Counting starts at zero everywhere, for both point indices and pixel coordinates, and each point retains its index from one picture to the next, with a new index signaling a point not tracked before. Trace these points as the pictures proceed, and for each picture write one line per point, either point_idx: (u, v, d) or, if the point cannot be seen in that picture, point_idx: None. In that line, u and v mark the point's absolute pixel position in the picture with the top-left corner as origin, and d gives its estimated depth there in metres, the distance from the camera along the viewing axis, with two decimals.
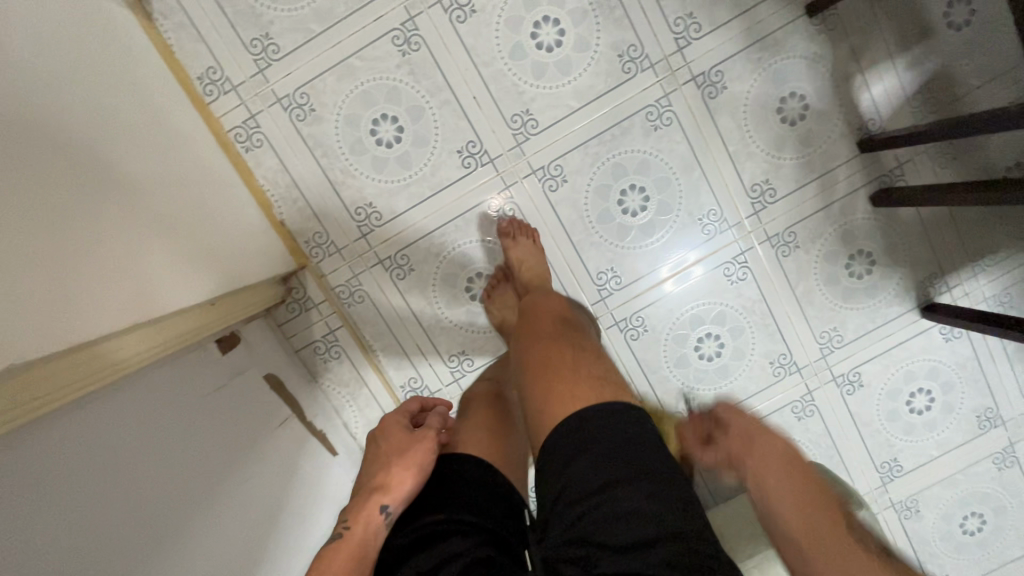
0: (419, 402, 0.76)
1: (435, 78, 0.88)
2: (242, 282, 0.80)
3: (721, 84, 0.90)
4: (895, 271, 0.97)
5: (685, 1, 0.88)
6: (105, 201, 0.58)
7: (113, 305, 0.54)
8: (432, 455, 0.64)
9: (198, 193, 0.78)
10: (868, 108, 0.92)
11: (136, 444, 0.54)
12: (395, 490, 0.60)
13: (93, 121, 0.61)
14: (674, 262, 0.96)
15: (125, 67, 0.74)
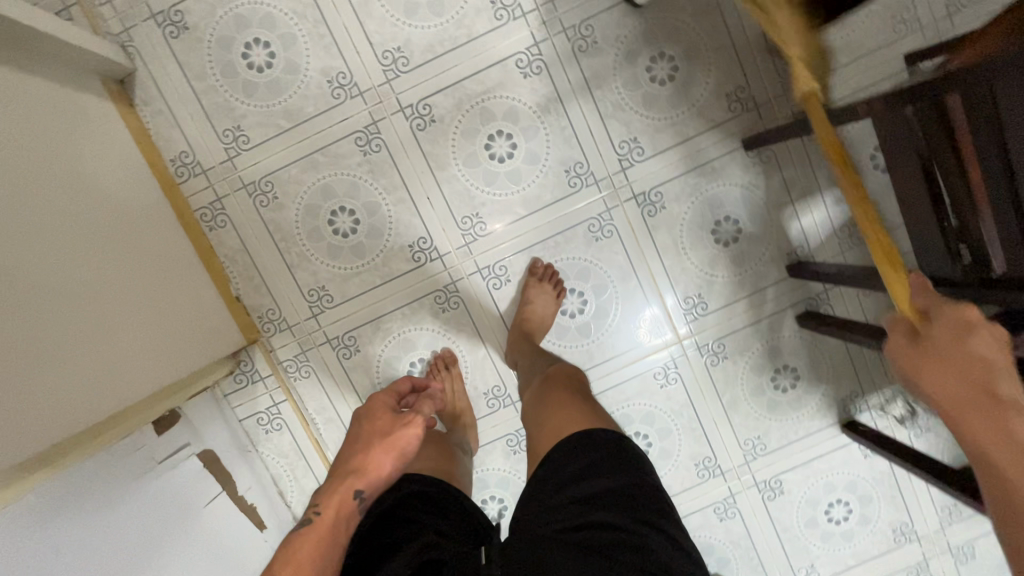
0: (410, 382, 0.73)
1: (393, 178, 0.95)
2: (189, 366, 0.86)
3: (660, 204, 0.96)
4: (818, 386, 1.02)
5: (630, 126, 0.94)
6: (43, 313, 0.64)
7: (31, 418, 0.59)
8: (416, 442, 0.63)
9: (154, 281, 0.84)
10: (797, 237, 0.98)
11: (52, 542, 0.59)
12: (371, 475, 0.60)
13: (43, 235, 0.68)
14: (647, 310, 1.00)
15: (92, 164, 0.80)
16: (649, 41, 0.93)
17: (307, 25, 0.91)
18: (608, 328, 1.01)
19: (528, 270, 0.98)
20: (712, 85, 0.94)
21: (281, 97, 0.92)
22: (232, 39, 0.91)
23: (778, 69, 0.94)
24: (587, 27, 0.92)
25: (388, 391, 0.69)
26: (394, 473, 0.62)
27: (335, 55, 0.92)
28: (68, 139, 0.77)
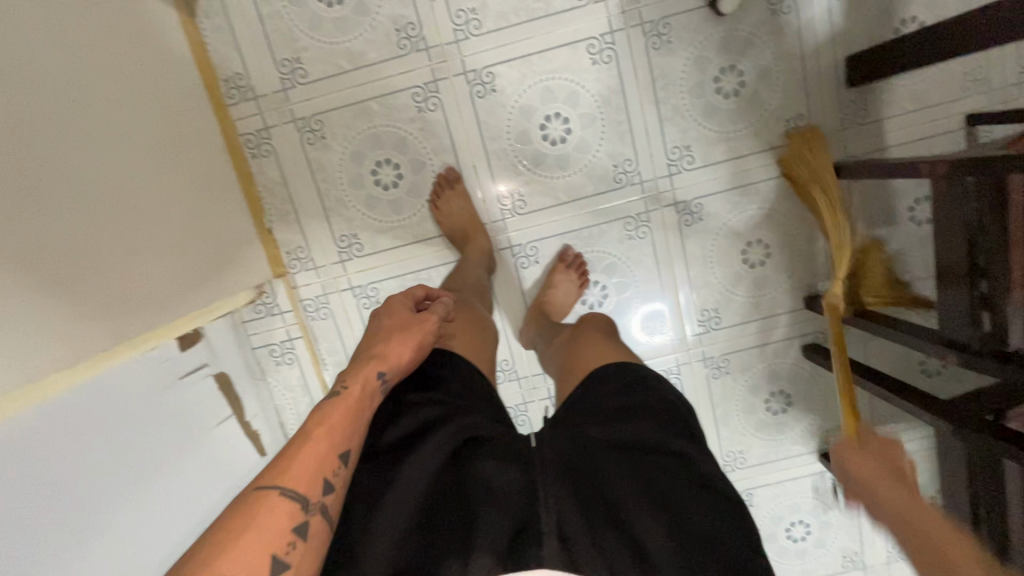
0: (424, 290, 0.75)
1: (443, 140, 0.95)
2: (217, 295, 0.88)
3: (698, 216, 0.98)
4: (806, 415, 1.07)
5: (686, 134, 0.95)
6: (92, 213, 0.65)
7: (71, 314, 0.61)
8: (431, 335, 0.69)
9: (194, 202, 0.84)
10: (821, 271, 1.00)
11: (76, 437, 0.60)
12: (393, 360, 0.63)
13: (100, 138, 0.68)
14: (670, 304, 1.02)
15: (149, 74, 0.79)
16: (722, 51, 0.92)
17: None
18: (628, 318, 1.03)
19: (564, 250, 0.99)
20: (774, 108, 0.94)
21: (346, 38, 0.91)
22: None
23: (841, 103, 0.94)
24: (665, 25, 0.91)
25: (406, 294, 0.73)
26: (412, 362, 0.66)
27: (407, 4, 0.90)
28: (129, 44, 0.76)
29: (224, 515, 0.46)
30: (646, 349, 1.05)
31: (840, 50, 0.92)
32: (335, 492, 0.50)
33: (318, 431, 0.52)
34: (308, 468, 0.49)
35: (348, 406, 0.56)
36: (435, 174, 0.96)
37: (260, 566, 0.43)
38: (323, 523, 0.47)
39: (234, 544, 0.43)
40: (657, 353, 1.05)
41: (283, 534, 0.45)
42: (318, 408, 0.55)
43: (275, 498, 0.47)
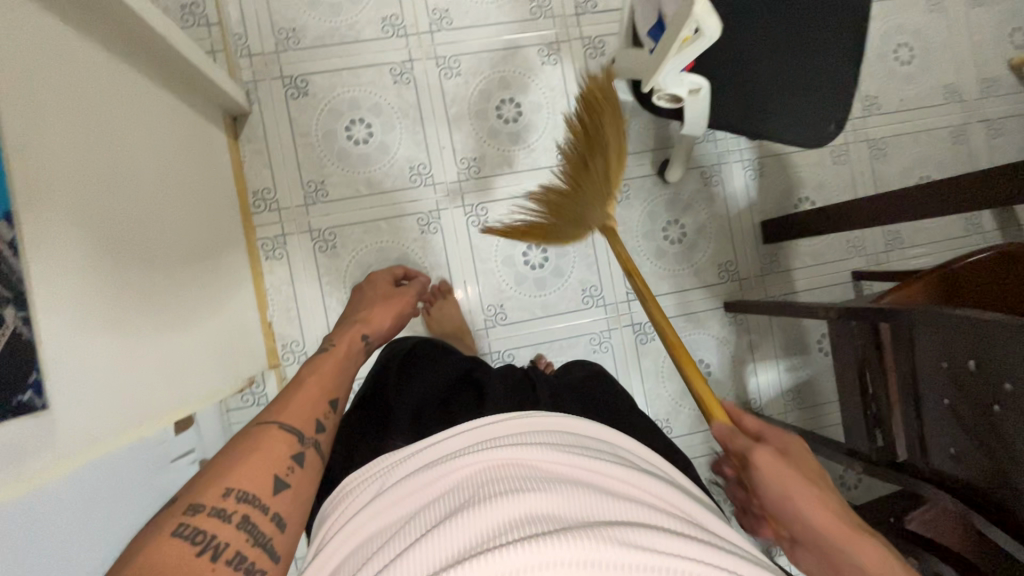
0: (403, 270, 0.89)
1: (439, 257, 1.10)
2: (229, 377, 0.90)
3: (651, 336, 1.15)
4: None
5: (641, 269, 1.15)
6: (158, 284, 0.70)
7: (141, 387, 0.63)
8: (408, 308, 0.81)
9: (224, 297, 0.91)
10: (753, 390, 1.18)
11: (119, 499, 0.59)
12: (373, 326, 0.74)
13: (169, 218, 0.76)
14: None
15: (202, 176, 0.90)
16: (669, 208, 1.16)
17: (407, 120, 1.10)
18: None
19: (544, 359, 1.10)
20: (709, 254, 1.17)
21: (367, 170, 1.09)
22: (342, 114, 1.08)
23: (759, 255, 1.19)
24: (626, 185, 1.15)
25: (390, 276, 0.86)
26: (388, 330, 0.77)
27: (421, 149, 1.10)
28: (192, 151, 0.88)
29: (230, 446, 0.53)
30: None
31: (756, 216, 1.19)
32: (325, 433, 0.59)
33: (311, 383, 0.62)
34: (302, 411, 0.58)
35: (333, 363, 0.66)
36: (431, 284, 1.09)
37: (263, 480, 0.51)
38: (315, 454, 0.56)
39: (240, 464, 0.51)
40: None
41: (281, 460, 0.53)
42: (309, 364, 0.66)
43: (275, 431, 0.55)
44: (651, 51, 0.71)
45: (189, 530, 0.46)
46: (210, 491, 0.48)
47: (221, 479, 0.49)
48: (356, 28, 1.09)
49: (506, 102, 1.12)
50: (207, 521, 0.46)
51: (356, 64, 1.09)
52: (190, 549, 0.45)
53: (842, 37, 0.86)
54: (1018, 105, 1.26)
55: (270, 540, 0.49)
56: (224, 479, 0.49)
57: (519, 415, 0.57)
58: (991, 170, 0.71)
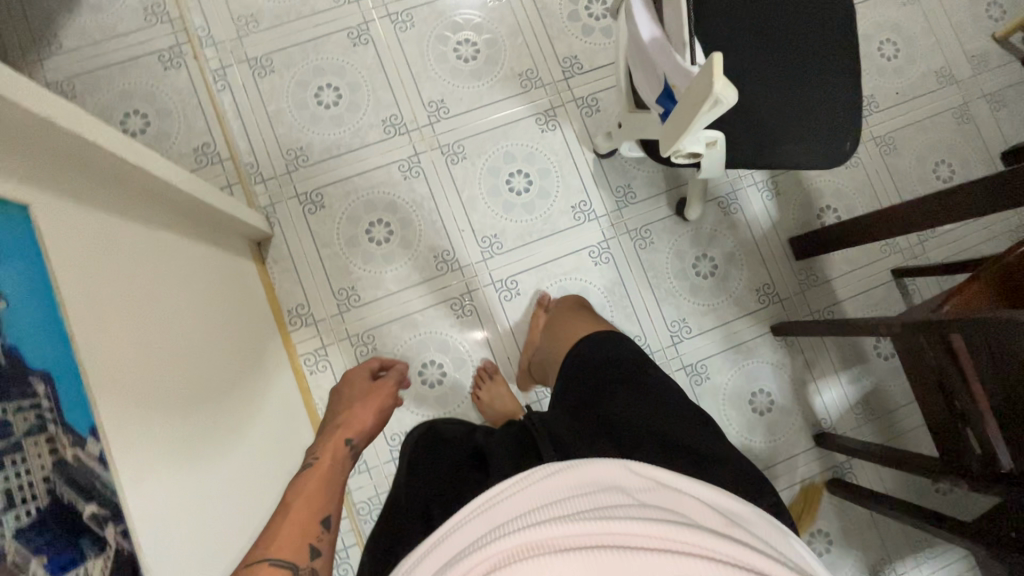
0: (378, 361, 0.99)
1: (479, 338, 1.10)
2: None
3: (706, 374, 1.14)
4: (849, 552, 1.11)
5: (680, 309, 1.14)
6: (209, 406, 0.69)
7: (219, 539, 0.62)
8: (392, 394, 0.92)
9: (273, 406, 0.91)
10: (820, 409, 1.14)
11: None
12: (356, 428, 0.83)
13: (205, 334, 0.75)
14: None
15: (233, 294, 0.90)
16: (694, 244, 1.16)
17: (423, 212, 1.12)
18: None
19: None
20: (745, 281, 1.16)
21: (394, 267, 1.10)
22: (360, 218, 1.10)
23: (795, 271, 1.17)
24: (647, 230, 1.15)
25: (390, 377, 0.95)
26: (373, 425, 0.87)
27: (441, 237, 1.11)
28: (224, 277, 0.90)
29: None
30: None
31: (782, 234, 1.18)
32: (320, 557, 0.61)
33: (298, 506, 0.65)
34: (293, 543, 0.60)
35: (321, 479, 0.71)
36: (477, 365, 1.09)
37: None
38: None
39: None
40: None
41: None
42: (295, 486, 0.69)
43: (265, 568, 0.56)
44: (664, 116, 0.71)
45: None
46: None
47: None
48: (359, 134, 1.12)
49: (516, 173, 1.14)
50: None
51: (365, 169, 1.12)
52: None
53: (833, 57, 0.88)
54: (1014, 76, 1.26)
55: None
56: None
57: (530, 484, 0.52)
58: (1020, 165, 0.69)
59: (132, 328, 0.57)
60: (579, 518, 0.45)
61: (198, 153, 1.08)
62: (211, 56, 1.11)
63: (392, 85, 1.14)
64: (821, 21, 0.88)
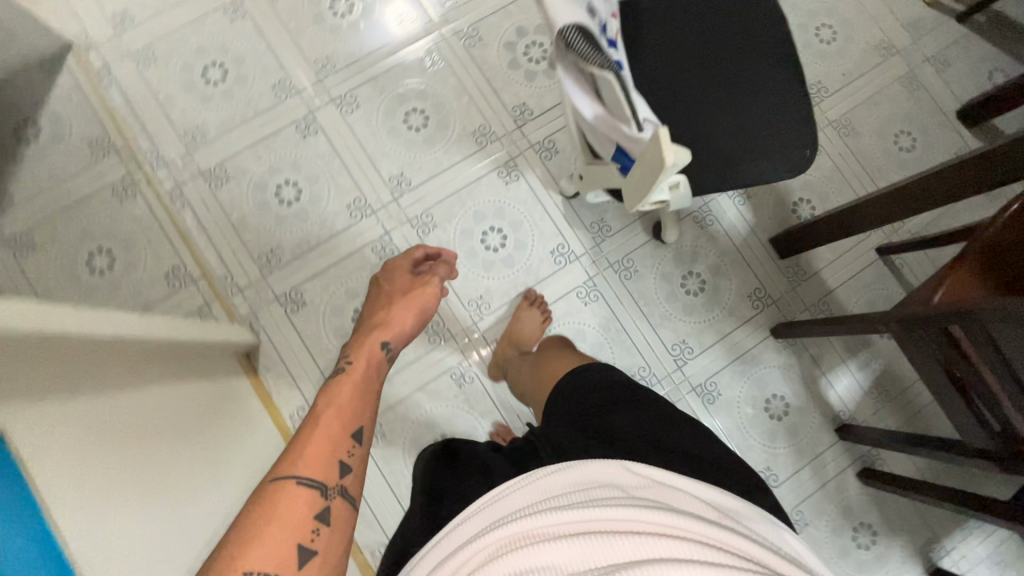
0: (423, 253, 0.95)
1: (486, 402, 1.09)
2: None
3: (717, 391, 1.13)
4: (895, 539, 1.10)
5: (678, 331, 1.14)
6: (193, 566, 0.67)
7: None
8: (435, 300, 0.85)
9: None
10: (836, 402, 1.14)
11: None
12: (395, 331, 0.80)
13: (192, 481, 0.74)
14: None
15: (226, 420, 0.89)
16: (678, 264, 1.16)
17: None
18: None
19: None
20: (735, 290, 1.16)
21: None
22: (343, 307, 1.09)
23: (782, 269, 1.17)
24: (629, 259, 1.15)
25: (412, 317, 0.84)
26: (415, 325, 0.83)
27: None
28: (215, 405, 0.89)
29: (249, 505, 0.54)
30: None
31: (762, 235, 1.18)
32: (351, 474, 0.61)
33: (330, 419, 0.64)
34: (320, 461, 0.59)
35: (354, 394, 0.69)
36: (489, 430, 1.07)
37: (292, 547, 0.53)
38: (342, 503, 0.58)
39: (267, 525, 0.52)
40: None
41: (306, 523, 0.55)
42: (327, 394, 0.68)
43: (294, 486, 0.56)
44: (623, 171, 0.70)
45: None
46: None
47: (250, 551, 0.50)
48: (326, 224, 1.12)
49: (489, 230, 1.14)
50: None
51: (339, 257, 1.11)
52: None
53: (774, 70, 0.89)
54: (952, 35, 1.28)
55: None
56: (258, 551, 0.51)
57: (534, 478, 0.56)
58: (985, 153, 0.70)
59: (108, 463, 0.58)
60: (565, 515, 0.49)
61: (168, 278, 1.06)
62: (163, 178, 1.10)
63: (350, 169, 1.13)
64: (755, 38, 0.90)
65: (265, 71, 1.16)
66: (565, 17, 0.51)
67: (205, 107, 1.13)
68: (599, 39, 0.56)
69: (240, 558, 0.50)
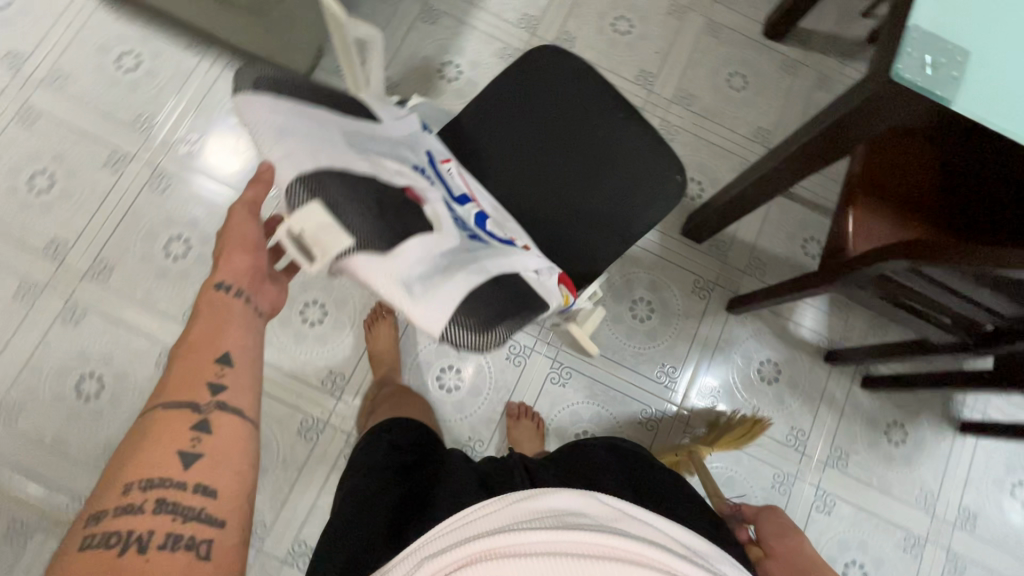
0: None
1: None
2: None
3: (715, 390, 1.16)
4: (920, 419, 1.19)
5: (654, 358, 1.16)
6: None
7: None
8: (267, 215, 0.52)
9: None
10: (812, 336, 1.20)
11: None
12: (228, 266, 0.59)
13: None
14: (765, 458, 1.14)
15: None
16: (620, 299, 1.17)
17: None
18: (754, 498, 1.12)
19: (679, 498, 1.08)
20: (678, 292, 1.19)
21: None
22: None
23: (706, 251, 1.21)
24: None
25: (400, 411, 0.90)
26: (259, 259, 0.61)
27: None
28: None
29: (129, 436, 0.50)
30: (794, 500, 1.13)
31: (673, 232, 1.21)
32: (227, 389, 0.53)
33: (191, 346, 0.55)
34: (184, 380, 0.53)
35: (211, 324, 0.57)
36: None
37: (171, 459, 0.47)
38: (225, 415, 0.52)
39: (140, 457, 0.47)
40: (801, 499, 1.13)
41: (182, 434, 0.49)
42: (184, 334, 0.57)
43: (162, 413, 0.51)
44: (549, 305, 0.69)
45: (98, 539, 0.43)
46: (109, 493, 0.45)
47: (130, 468, 0.47)
48: (287, 462, 1.05)
49: (442, 372, 1.11)
50: (116, 524, 0.43)
51: (319, 485, 1.05)
52: (110, 552, 0.42)
53: (610, 120, 0.91)
54: None
55: (203, 511, 0.46)
56: (141, 462, 0.47)
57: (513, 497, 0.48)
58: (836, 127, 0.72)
59: None
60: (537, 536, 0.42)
61: None
62: None
63: (278, 397, 1.07)
64: (577, 99, 0.91)
65: (137, 355, 1.06)
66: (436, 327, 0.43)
67: (99, 427, 1.03)
68: (488, 310, 0.48)
69: (124, 470, 0.46)
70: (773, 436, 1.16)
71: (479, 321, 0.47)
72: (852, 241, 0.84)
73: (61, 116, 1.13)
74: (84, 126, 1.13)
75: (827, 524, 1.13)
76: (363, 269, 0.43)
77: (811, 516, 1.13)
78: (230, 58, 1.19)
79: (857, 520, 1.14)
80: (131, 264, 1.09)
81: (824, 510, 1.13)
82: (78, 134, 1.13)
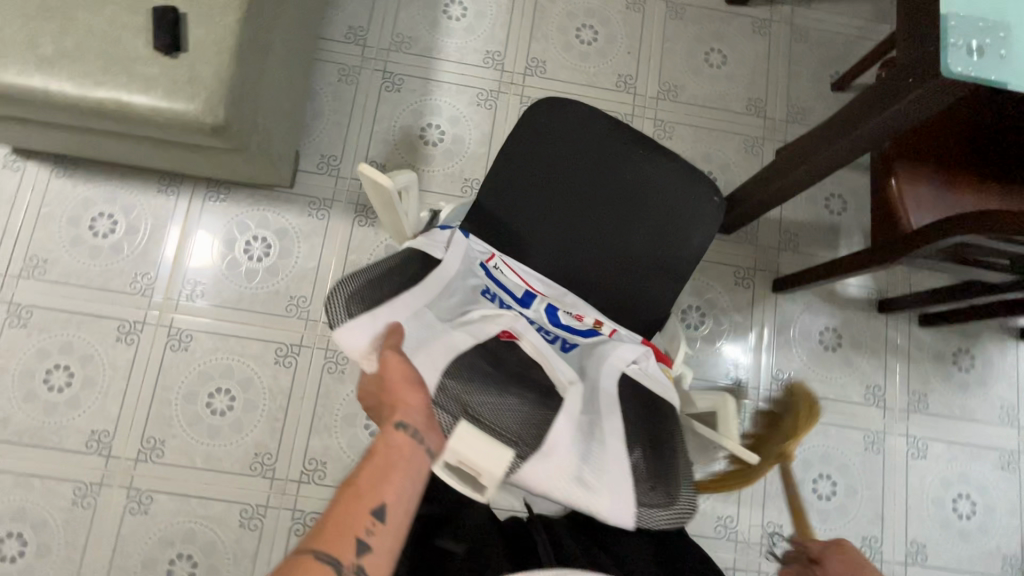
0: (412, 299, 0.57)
1: None
2: None
3: (785, 373, 1.16)
4: (982, 339, 1.20)
5: (719, 360, 1.15)
6: None
7: None
8: (410, 373, 0.44)
9: None
10: (861, 290, 1.20)
11: None
12: (403, 405, 0.45)
13: None
14: (850, 423, 1.15)
15: None
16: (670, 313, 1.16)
17: None
18: (851, 465, 1.14)
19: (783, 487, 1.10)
20: (722, 288, 1.18)
21: None
22: None
23: (737, 239, 1.20)
24: None
25: None
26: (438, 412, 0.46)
27: None
28: None
29: None
30: (889, 454, 1.15)
31: None
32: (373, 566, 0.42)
33: (351, 493, 0.44)
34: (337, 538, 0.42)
35: (374, 475, 0.45)
36: None
37: None
38: None
39: None
40: (896, 451, 1.15)
41: None
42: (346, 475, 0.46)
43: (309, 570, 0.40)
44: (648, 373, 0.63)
45: None
46: None
47: None
48: None
49: None
50: None
51: None
52: None
53: (630, 156, 0.87)
54: None
55: None
56: None
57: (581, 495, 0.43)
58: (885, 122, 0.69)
59: None
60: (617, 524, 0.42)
61: None
62: None
63: None
64: (592, 144, 0.87)
65: (218, 521, 1.02)
66: (624, 515, 0.42)
67: None
68: (651, 467, 0.48)
69: None
70: (853, 399, 1.16)
71: (652, 485, 0.46)
72: (901, 203, 0.83)
73: (55, 304, 1.06)
74: (82, 306, 1.06)
75: (925, 467, 1.15)
76: (536, 478, 0.41)
77: (908, 464, 1.15)
78: (207, 188, 1.12)
79: (951, 453, 1.16)
80: (180, 433, 1.04)
81: (919, 454, 1.15)
82: (78, 316, 1.06)
